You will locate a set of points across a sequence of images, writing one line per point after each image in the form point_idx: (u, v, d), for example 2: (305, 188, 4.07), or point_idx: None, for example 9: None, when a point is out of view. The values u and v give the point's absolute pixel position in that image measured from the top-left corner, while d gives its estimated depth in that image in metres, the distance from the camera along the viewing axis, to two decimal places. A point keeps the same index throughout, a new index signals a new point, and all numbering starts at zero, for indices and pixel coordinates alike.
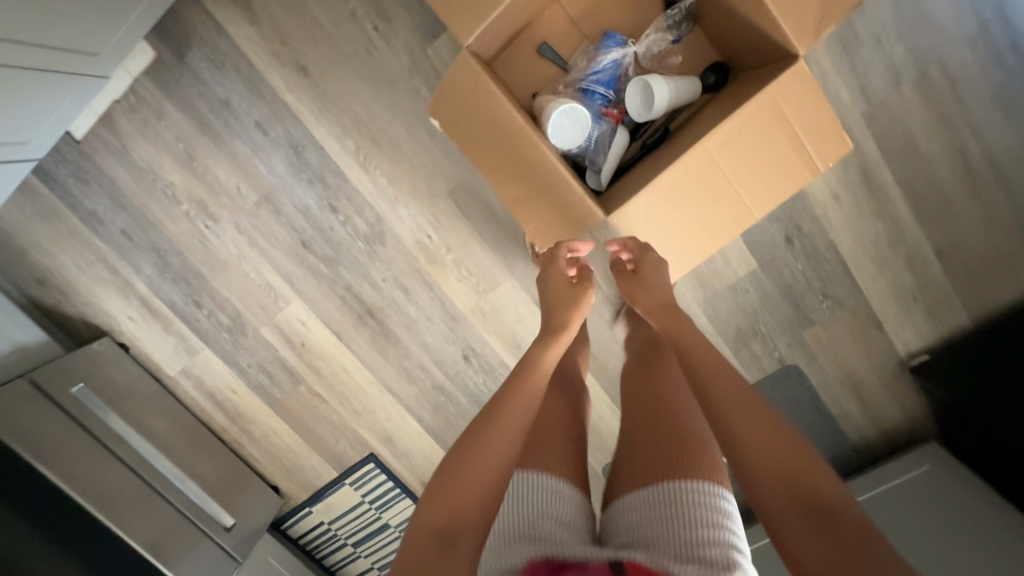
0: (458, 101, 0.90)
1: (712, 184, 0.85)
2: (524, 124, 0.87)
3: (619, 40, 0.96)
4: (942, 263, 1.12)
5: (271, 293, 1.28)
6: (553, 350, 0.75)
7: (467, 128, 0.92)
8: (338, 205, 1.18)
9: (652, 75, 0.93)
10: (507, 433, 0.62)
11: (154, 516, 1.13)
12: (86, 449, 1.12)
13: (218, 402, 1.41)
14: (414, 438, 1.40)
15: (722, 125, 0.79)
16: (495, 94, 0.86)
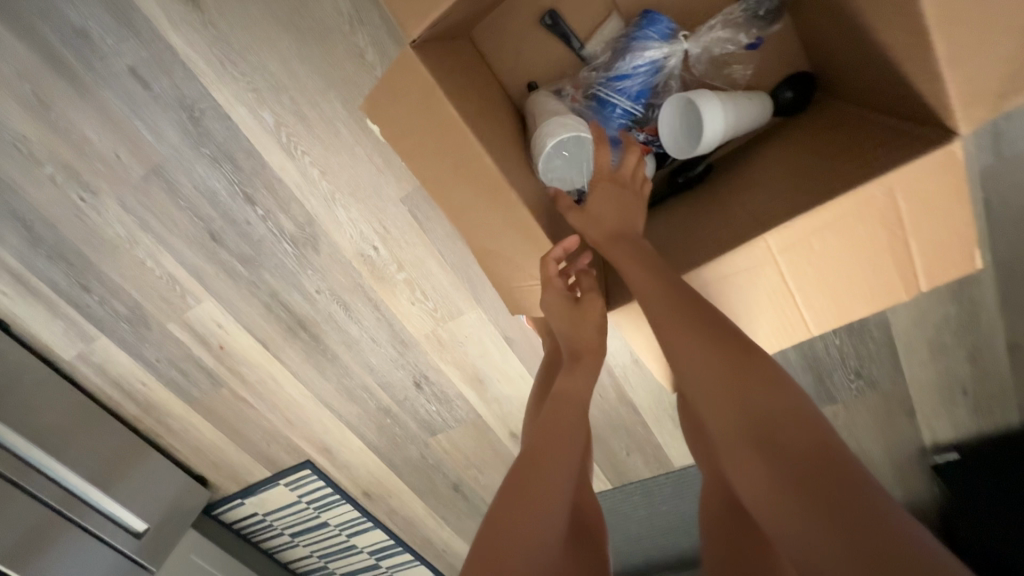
0: (413, 124, 0.61)
1: (765, 288, 0.59)
2: (498, 179, 0.60)
3: (664, 28, 0.66)
4: (1009, 359, 0.90)
5: (177, 287, 1.01)
6: (576, 371, 0.64)
7: (420, 168, 0.64)
8: (256, 194, 0.88)
9: (699, 92, 0.63)
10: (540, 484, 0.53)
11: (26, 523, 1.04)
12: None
13: (128, 392, 1.20)
14: (355, 453, 1.23)
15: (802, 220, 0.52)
16: (463, 133, 0.59)
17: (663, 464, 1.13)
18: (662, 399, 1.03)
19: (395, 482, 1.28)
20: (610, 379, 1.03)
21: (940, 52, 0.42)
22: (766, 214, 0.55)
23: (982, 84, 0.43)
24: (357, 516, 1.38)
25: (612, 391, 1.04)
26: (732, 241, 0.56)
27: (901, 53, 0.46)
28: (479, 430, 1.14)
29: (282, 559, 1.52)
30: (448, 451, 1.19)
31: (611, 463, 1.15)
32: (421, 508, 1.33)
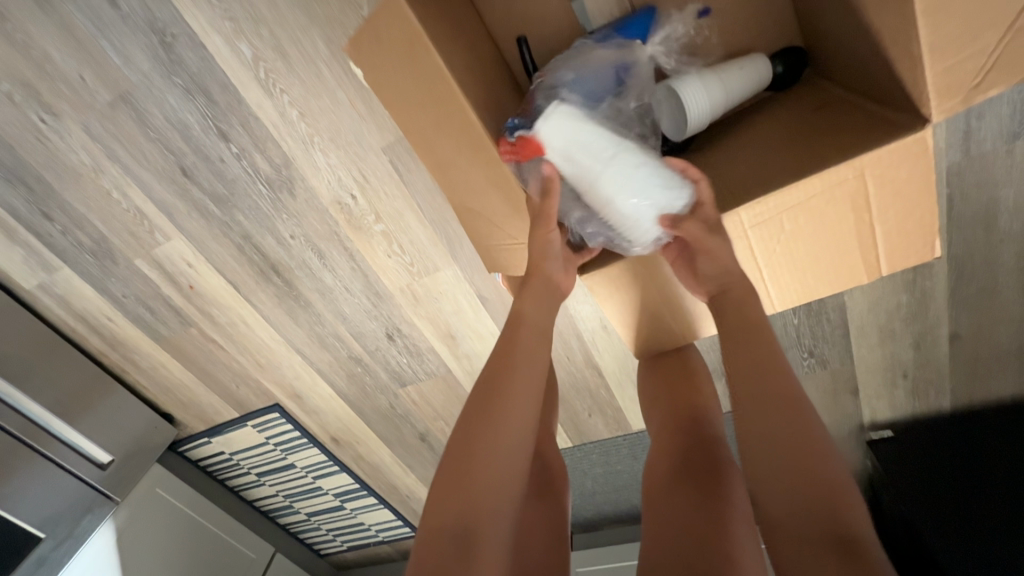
0: (395, 68, 0.59)
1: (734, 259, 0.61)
2: (480, 136, 0.60)
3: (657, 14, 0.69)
4: (951, 348, 0.95)
5: (145, 222, 0.98)
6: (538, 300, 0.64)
7: (406, 120, 0.63)
8: (231, 131, 0.85)
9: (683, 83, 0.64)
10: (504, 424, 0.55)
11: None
12: None
13: (91, 326, 1.17)
14: (325, 399, 1.25)
15: (772, 193, 0.53)
16: (448, 78, 0.57)
17: (622, 426, 1.18)
18: (626, 366, 1.07)
19: (363, 429, 1.31)
20: (578, 341, 1.06)
21: (925, 42, 0.43)
22: (741, 187, 0.56)
23: (959, 78, 0.44)
24: (324, 460, 1.42)
25: (578, 353, 1.07)
26: (707, 212, 0.57)
27: (889, 41, 0.47)
28: (448, 385, 1.17)
29: (248, 497, 1.55)
30: (417, 403, 1.22)
31: (573, 422, 1.20)
32: (387, 456, 1.37)
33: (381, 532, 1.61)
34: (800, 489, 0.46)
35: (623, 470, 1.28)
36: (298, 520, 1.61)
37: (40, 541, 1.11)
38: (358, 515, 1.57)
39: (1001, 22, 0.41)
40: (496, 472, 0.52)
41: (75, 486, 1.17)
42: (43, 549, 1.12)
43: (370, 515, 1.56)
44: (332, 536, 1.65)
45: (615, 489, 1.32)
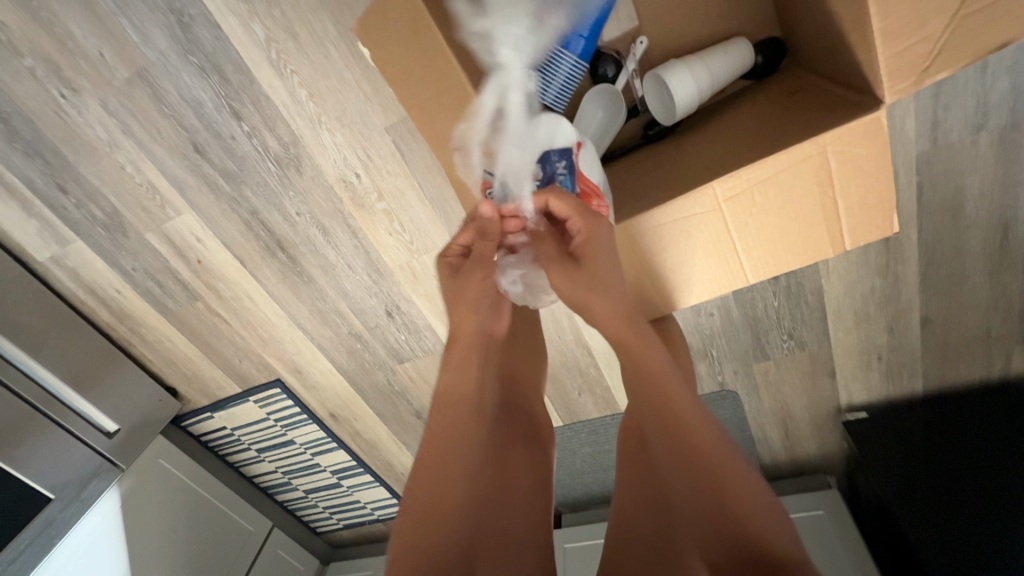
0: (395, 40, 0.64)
1: (709, 232, 0.65)
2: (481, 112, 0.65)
3: None
4: (923, 332, 1.00)
5: (156, 196, 1.03)
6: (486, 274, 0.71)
7: (411, 97, 0.68)
8: (243, 109, 0.89)
9: (665, 70, 0.70)
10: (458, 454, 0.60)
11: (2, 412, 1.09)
12: None
13: (101, 298, 1.22)
14: (325, 374, 1.30)
15: (743, 170, 0.58)
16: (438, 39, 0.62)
17: (611, 406, 1.23)
18: (614, 346, 1.12)
19: (362, 405, 1.36)
20: (568, 321, 1.10)
21: (879, 27, 0.48)
22: (716, 165, 0.61)
23: (910, 60, 0.49)
24: (323, 436, 1.46)
25: (568, 332, 1.12)
26: (686, 185, 0.62)
27: (849, 25, 0.52)
28: None
29: (246, 473, 1.59)
30: (414, 380, 1.26)
31: (563, 401, 1.25)
32: (384, 433, 1.42)
33: (376, 510, 1.66)
34: (705, 489, 0.50)
35: (611, 450, 1.32)
36: (295, 497, 1.65)
37: (49, 501, 1.14)
38: (354, 493, 1.62)
39: (947, 8, 0.46)
40: (456, 474, 0.59)
41: (84, 452, 1.20)
42: (52, 509, 1.14)
43: (366, 493, 1.61)
44: (328, 513, 1.70)
45: (603, 469, 1.37)
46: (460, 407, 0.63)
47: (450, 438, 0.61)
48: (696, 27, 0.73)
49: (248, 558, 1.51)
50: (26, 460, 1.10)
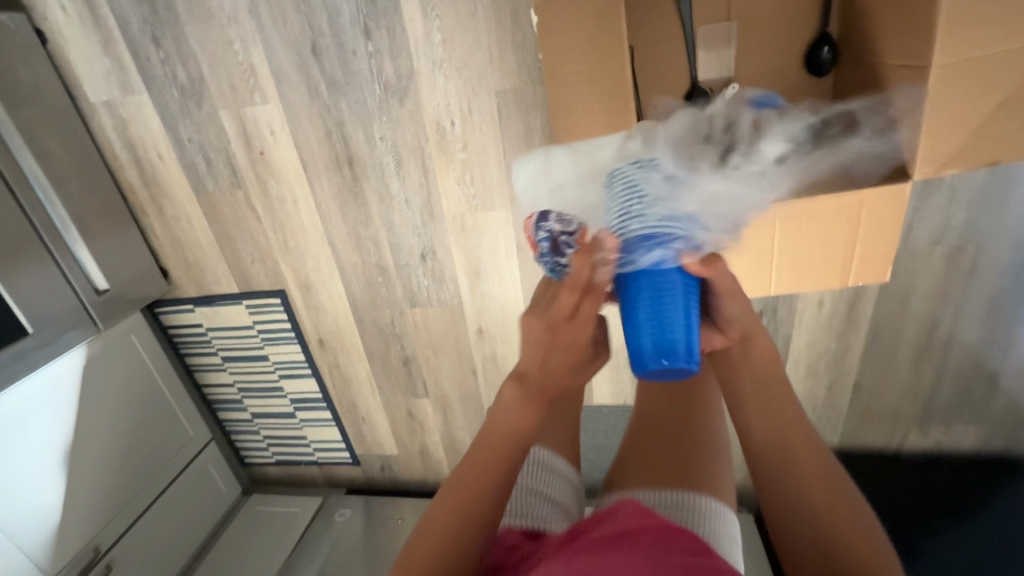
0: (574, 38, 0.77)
1: (761, 246, 0.80)
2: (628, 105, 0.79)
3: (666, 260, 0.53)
4: (853, 395, 1.23)
5: (251, 78, 1.08)
6: None
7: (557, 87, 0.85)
8: (376, 31, 0.99)
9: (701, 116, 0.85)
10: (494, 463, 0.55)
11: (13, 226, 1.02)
12: None
13: (136, 158, 1.22)
14: (332, 299, 1.34)
15: (809, 202, 0.73)
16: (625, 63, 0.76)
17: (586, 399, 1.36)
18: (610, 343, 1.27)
19: (354, 339, 1.40)
20: None
21: (926, 122, 0.66)
22: None
23: (936, 156, 0.68)
24: (299, 360, 1.48)
25: None
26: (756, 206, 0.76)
27: (905, 114, 0.69)
28: (454, 317, 1.31)
29: (199, 381, 1.56)
30: (417, 327, 1.34)
31: None
32: (363, 372, 1.46)
33: (318, 451, 1.67)
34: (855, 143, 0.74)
35: None
36: (239, 417, 1.63)
37: (25, 335, 1.03)
38: (304, 428, 1.62)
39: (966, 127, 0.67)
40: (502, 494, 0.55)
41: (75, 296, 1.14)
42: (26, 343, 1.04)
43: (316, 431, 1.62)
44: (266, 444, 1.68)
45: None
46: (503, 448, 0.56)
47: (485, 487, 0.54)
48: (772, 96, 0.90)
49: (178, 465, 1.45)
50: (21, 286, 1.02)
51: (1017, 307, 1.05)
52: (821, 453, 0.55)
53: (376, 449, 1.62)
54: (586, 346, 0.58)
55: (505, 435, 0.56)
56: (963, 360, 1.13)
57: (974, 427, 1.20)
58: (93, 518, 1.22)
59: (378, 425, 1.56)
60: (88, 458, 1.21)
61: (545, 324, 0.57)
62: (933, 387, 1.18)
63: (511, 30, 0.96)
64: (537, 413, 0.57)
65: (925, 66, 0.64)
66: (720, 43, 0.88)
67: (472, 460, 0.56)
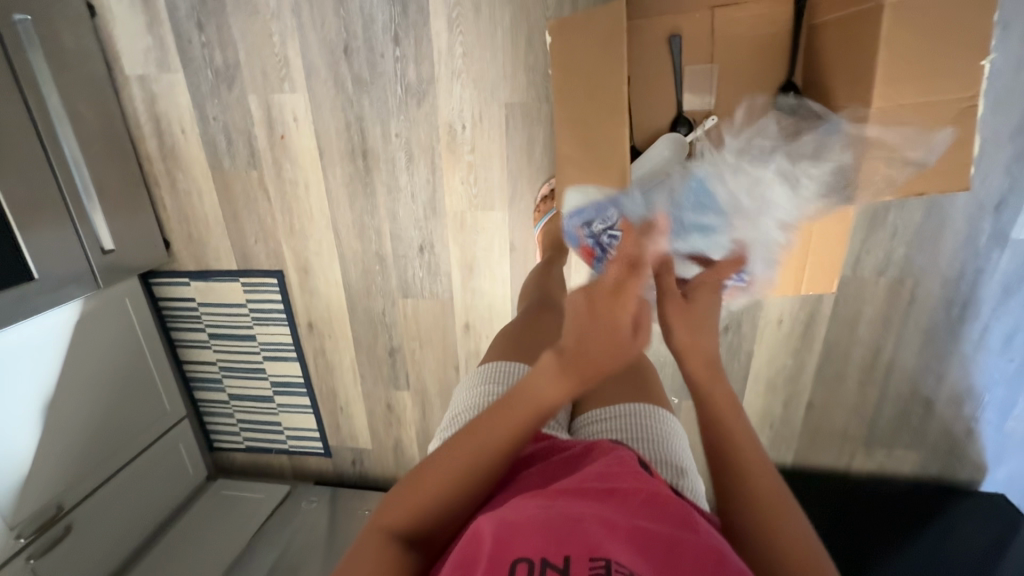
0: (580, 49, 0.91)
1: None
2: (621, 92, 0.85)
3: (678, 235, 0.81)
4: (805, 413, 1.33)
5: (283, 68, 1.18)
6: None
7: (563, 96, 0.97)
8: (404, 39, 1.11)
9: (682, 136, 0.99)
10: (503, 422, 0.61)
11: (37, 175, 1.07)
12: (14, 91, 1.03)
13: (159, 131, 1.30)
14: (328, 283, 1.41)
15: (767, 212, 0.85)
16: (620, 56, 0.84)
17: None
18: None
19: (344, 325, 1.46)
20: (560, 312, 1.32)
21: (866, 154, 0.79)
22: None
23: (873, 184, 0.80)
24: (286, 343, 1.51)
25: None
26: None
27: (851, 147, 0.82)
28: (443, 310, 1.38)
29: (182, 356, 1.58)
30: (406, 317, 1.41)
31: None
32: (348, 359, 1.51)
33: (290, 440, 1.67)
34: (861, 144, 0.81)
35: None
36: (216, 398, 1.64)
37: (30, 281, 1.07)
38: (280, 414, 1.63)
39: (898, 162, 0.79)
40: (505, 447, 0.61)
41: (81, 250, 1.18)
42: (30, 287, 1.06)
43: (292, 418, 1.64)
44: (238, 429, 1.68)
45: None
46: (516, 411, 0.61)
47: (495, 438, 0.61)
48: (747, 129, 1.02)
49: (148, 437, 1.44)
50: (35, 232, 1.06)
51: (948, 337, 1.19)
52: (774, 478, 0.60)
53: (350, 441, 1.64)
54: (626, 326, 0.57)
55: (530, 405, 0.60)
56: (902, 385, 1.25)
57: (911, 450, 1.31)
58: (61, 475, 1.21)
59: (356, 415, 1.59)
60: (65, 413, 1.21)
61: (586, 295, 0.59)
62: (876, 409, 1.29)
63: (524, 51, 1.09)
64: (569, 390, 0.59)
65: (866, 108, 0.77)
66: (702, 77, 1.00)
67: (492, 416, 0.62)
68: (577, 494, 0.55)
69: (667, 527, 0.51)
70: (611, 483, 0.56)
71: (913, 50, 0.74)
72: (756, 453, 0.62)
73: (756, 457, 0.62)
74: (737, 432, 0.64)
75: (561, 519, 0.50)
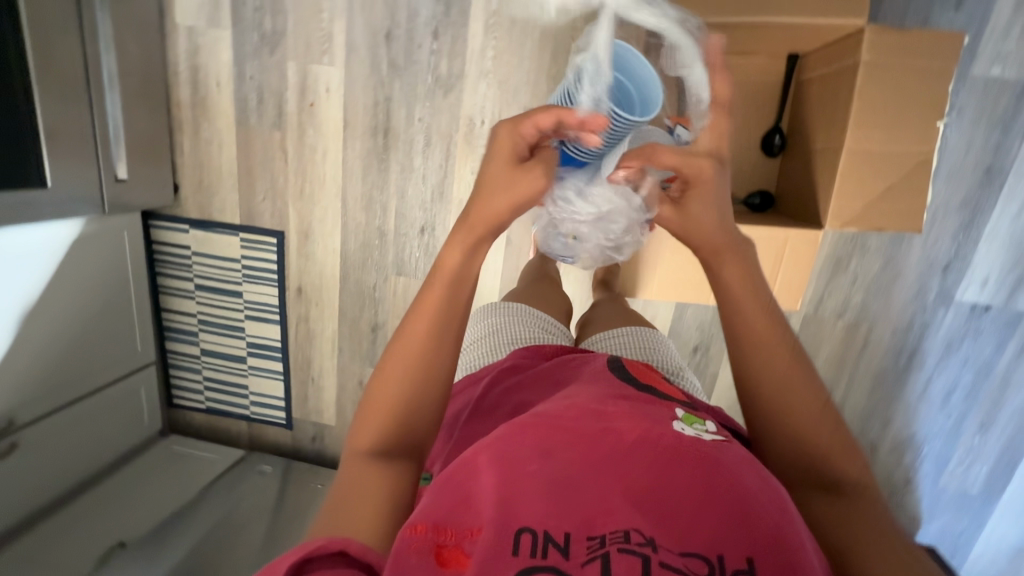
0: None
1: None
2: None
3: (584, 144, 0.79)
4: None
5: (326, 42, 1.28)
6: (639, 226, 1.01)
7: None
8: (443, 35, 1.23)
9: None
10: (421, 333, 0.60)
11: (75, 93, 1.13)
12: (73, 13, 1.09)
13: (195, 80, 1.37)
14: (326, 251, 1.45)
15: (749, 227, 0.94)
16: None
17: None
18: None
19: (333, 294, 1.49)
20: None
21: (837, 186, 0.90)
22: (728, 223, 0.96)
23: (841, 214, 0.91)
24: (271, 304, 1.54)
25: None
26: None
27: (824, 182, 0.93)
28: None
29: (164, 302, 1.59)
30: (396, 294, 1.45)
31: None
32: (330, 329, 1.53)
33: (254, 405, 1.66)
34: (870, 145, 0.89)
35: None
36: (187, 351, 1.63)
37: (42, 189, 1.10)
38: (249, 377, 1.63)
39: (864, 197, 0.90)
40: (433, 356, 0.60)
41: (96, 173, 1.22)
42: (40, 195, 1.09)
43: (260, 383, 1.63)
44: (203, 386, 1.66)
45: None
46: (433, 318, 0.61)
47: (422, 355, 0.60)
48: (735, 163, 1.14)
49: (112, 374, 1.42)
50: (59, 144, 1.10)
51: (894, 384, 1.29)
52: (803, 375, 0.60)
53: (314, 415, 1.63)
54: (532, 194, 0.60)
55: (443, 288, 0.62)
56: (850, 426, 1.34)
57: None
58: (21, 391, 1.19)
59: (326, 388, 1.60)
60: (40, 329, 1.21)
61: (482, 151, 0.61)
62: None
63: (549, 64, 1.21)
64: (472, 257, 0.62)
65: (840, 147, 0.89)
66: None
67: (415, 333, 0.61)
68: (571, 430, 0.48)
69: (666, 466, 0.44)
70: (604, 421, 0.49)
71: (881, 102, 0.85)
72: (770, 335, 0.61)
73: (768, 339, 0.61)
74: (745, 318, 0.63)
75: (557, 482, 0.43)
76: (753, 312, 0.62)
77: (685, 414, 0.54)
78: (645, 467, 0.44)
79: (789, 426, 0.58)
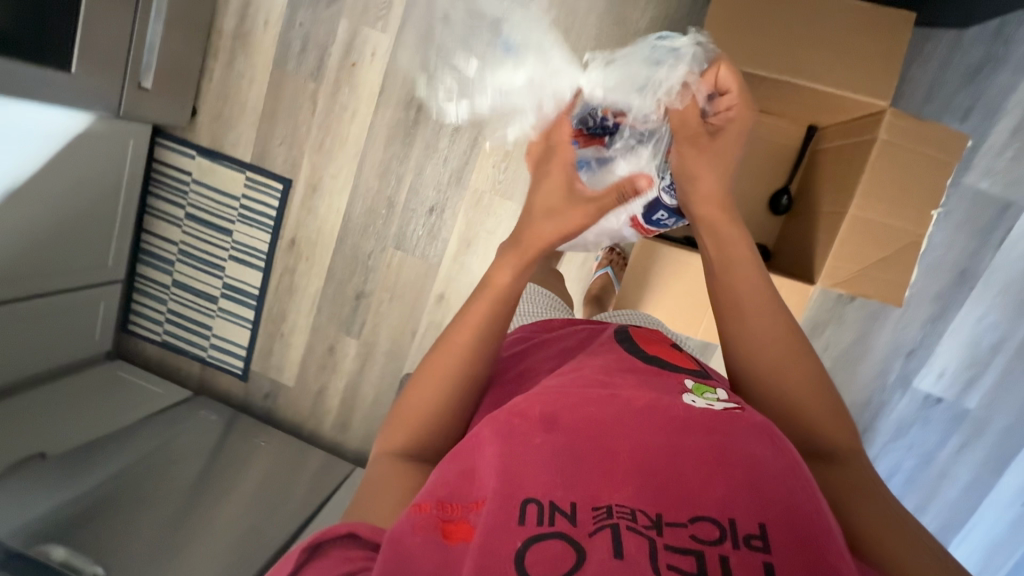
0: None
1: None
2: None
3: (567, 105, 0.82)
4: None
5: (384, 10, 1.31)
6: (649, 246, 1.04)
7: None
8: None
9: None
10: (457, 350, 0.59)
11: None
12: None
13: (244, 14, 1.37)
14: (330, 208, 1.45)
15: None
16: None
17: None
18: None
19: (325, 252, 1.48)
20: None
21: (836, 247, 0.97)
22: None
23: (836, 273, 0.97)
24: (259, 250, 1.50)
25: None
26: None
27: (823, 243, 0.99)
28: (425, 273, 1.43)
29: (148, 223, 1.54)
30: (389, 267, 1.45)
31: None
32: (313, 288, 1.51)
33: (212, 349, 1.59)
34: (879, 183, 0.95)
35: None
36: (159, 278, 1.57)
37: (64, 72, 1.06)
38: (215, 319, 1.57)
39: (858, 262, 0.97)
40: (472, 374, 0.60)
41: (122, 74, 1.19)
42: (62, 78, 1.06)
43: (225, 327, 1.57)
44: (164, 317, 1.60)
45: None
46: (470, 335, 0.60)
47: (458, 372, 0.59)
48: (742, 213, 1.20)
49: (75, 281, 1.35)
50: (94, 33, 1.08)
51: None
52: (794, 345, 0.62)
53: (274, 372, 1.58)
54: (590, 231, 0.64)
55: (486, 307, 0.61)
56: None
57: None
58: None
59: (293, 346, 1.56)
60: (17, 214, 1.15)
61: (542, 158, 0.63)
62: None
63: None
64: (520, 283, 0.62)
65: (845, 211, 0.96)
66: None
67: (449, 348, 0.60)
68: (581, 398, 0.48)
69: (673, 438, 0.44)
70: (610, 389, 0.49)
71: (888, 179, 0.93)
72: (771, 312, 0.63)
73: (768, 313, 0.63)
74: (745, 292, 0.65)
75: (566, 456, 0.43)
76: (747, 297, 0.64)
77: (696, 383, 0.54)
78: (651, 438, 0.44)
79: (784, 399, 0.59)
